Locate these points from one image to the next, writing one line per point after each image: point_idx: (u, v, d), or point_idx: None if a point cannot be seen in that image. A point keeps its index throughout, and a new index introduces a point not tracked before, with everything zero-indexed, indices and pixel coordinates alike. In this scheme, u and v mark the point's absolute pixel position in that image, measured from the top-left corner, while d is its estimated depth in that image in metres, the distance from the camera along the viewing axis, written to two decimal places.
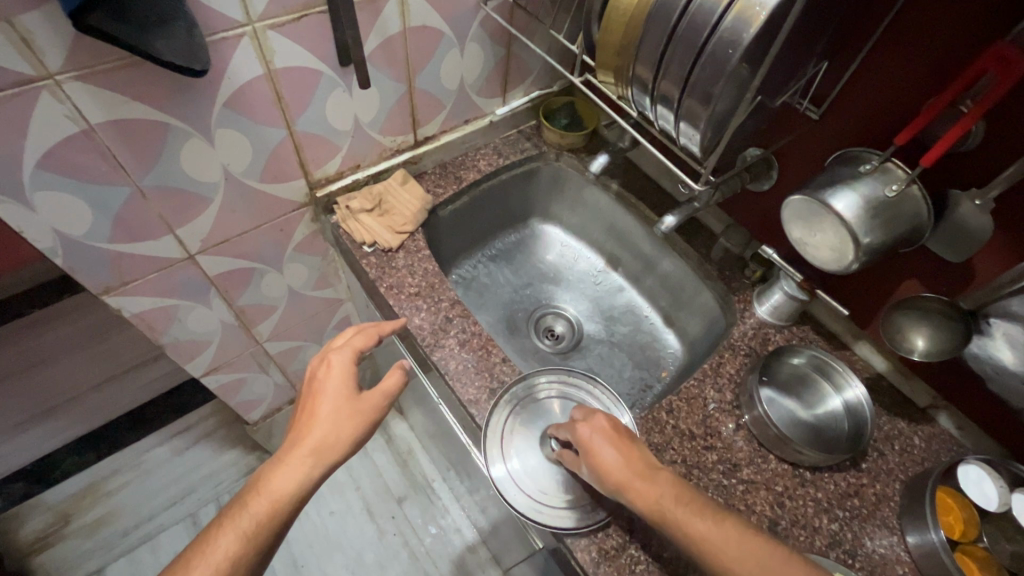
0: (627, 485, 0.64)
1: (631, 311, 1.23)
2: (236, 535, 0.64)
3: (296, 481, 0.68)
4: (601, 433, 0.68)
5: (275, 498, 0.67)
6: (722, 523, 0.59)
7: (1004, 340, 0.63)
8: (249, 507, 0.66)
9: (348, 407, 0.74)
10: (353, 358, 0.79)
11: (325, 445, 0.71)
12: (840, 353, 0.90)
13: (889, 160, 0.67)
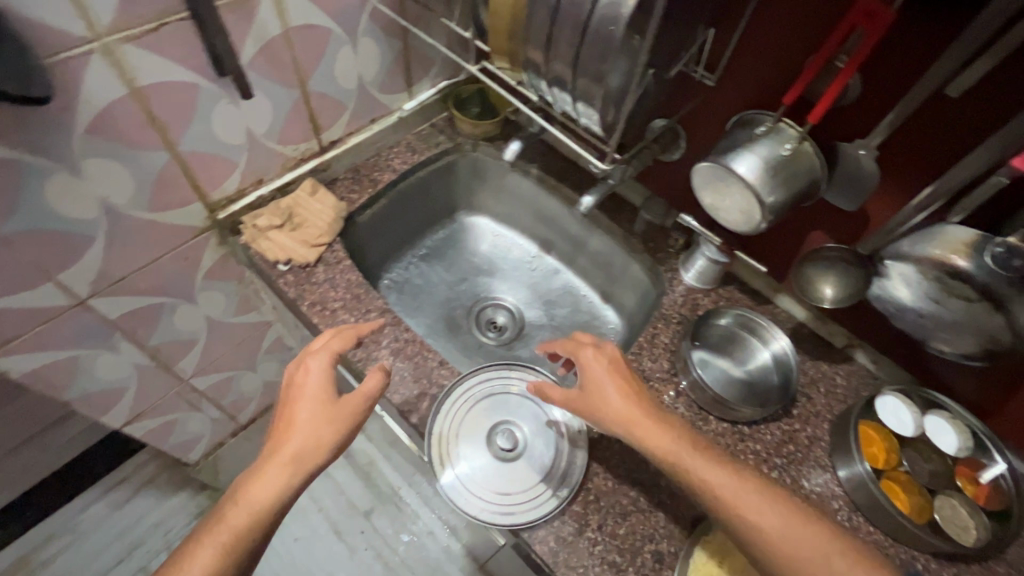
0: (626, 419, 0.67)
1: (568, 292, 1.24)
2: (214, 546, 0.61)
3: (274, 490, 0.65)
4: (616, 387, 0.70)
5: (253, 510, 0.63)
6: (732, 472, 0.63)
7: (900, 280, 0.65)
8: (225, 520, 0.63)
9: (327, 413, 0.70)
10: (330, 362, 0.74)
11: (303, 453, 0.67)
12: (764, 307, 0.94)
13: (782, 120, 0.69)
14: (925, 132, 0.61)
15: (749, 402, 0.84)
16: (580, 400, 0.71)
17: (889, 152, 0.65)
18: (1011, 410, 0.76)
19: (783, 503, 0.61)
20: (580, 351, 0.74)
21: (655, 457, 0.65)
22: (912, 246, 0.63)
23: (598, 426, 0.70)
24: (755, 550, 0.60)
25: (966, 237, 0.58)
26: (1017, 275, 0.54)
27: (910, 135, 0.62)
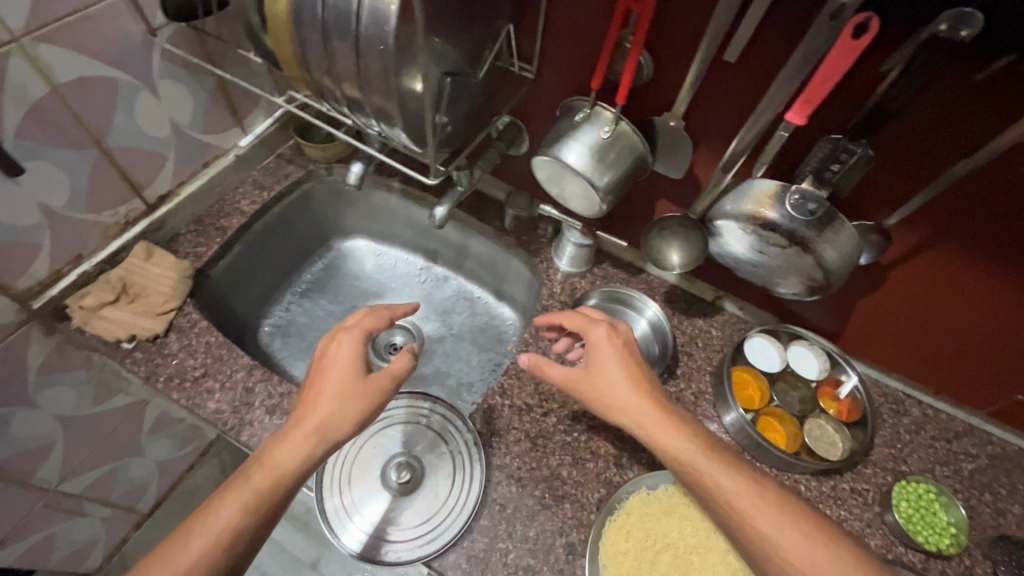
0: (637, 415, 0.64)
1: (460, 297, 1.22)
2: (240, 501, 0.57)
3: (299, 455, 0.60)
4: (625, 373, 0.66)
5: (280, 471, 0.59)
6: (748, 477, 0.60)
7: (731, 236, 0.68)
8: (251, 478, 0.59)
9: (355, 389, 0.65)
10: (362, 337, 0.69)
11: (329, 425, 0.63)
12: (638, 278, 0.98)
13: (598, 103, 0.70)
14: (716, 100, 0.65)
15: None
16: (584, 385, 0.67)
17: (692, 121, 0.68)
18: (853, 325, 0.85)
19: (791, 507, 0.58)
20: (594, 328, 0.69)
21: (662, 453, 0.62)
22: (733, 205, 0.65)
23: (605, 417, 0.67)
24: (757, 557, 0.57)
25: (770, 188, 0.62)
26: (814, 217, 0.60)
27: (705, 103, 0.66)
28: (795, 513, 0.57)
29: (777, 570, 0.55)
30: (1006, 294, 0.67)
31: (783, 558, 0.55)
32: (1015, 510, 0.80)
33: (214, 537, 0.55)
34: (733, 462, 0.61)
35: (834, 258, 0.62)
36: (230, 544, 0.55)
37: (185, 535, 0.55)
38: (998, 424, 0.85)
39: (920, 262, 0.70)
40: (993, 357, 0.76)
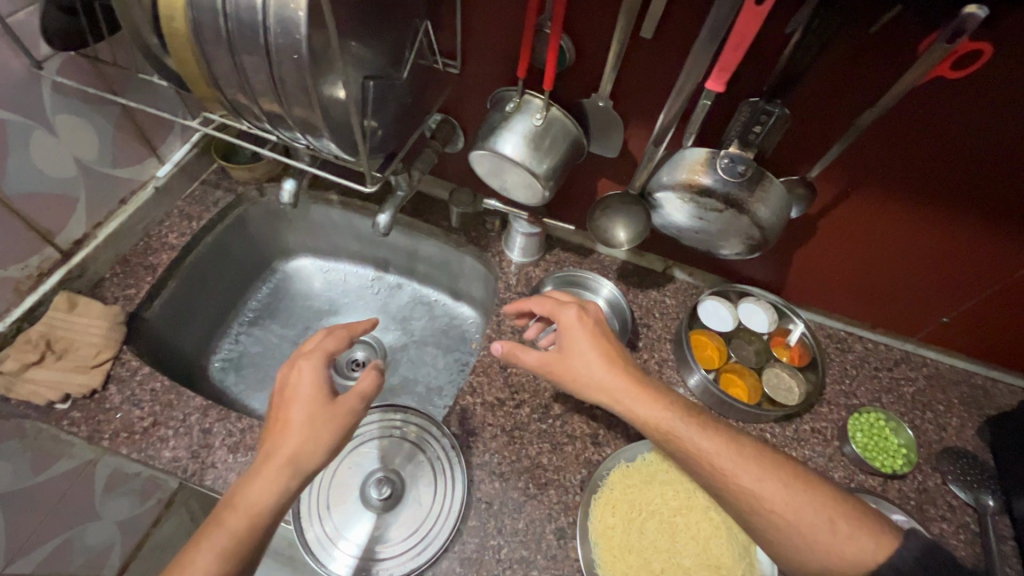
0: (611, 392, 0.65)
1: (416, 302, 1.20)
2: (218, 546, 0.54)
3: (271, 492, 0.57)
4: (598, 352, 0.68)
5: (255, 512, 0.56)
6: (725, 438, 0.62)
7: (672, 207, 0.70)
8: (225, 520, 0.56)
9: (324, 413, 0.62)
10: (325, 360, 0.66)
11: (301, 456, 0.60)
12: (590, 259, 0.99)
13: (526, 92, 0.70)
14: (640, 77, 0.66)
15: None
16: (559, 368, 0.68)
17: (620, 100, 0.70)
18: (793, 275, 0.90)
19: (767, 459, 0.61)
20: (563, 311, 0.70)
21: (643, 425, 0.64)
22: (669, 177, 0.67)
23: (580, 395, 0.68)
24: (740, 507, 0.59)
25: (700, 156, 0.64)
26: (745, 178, 0.62)
27: (629, 81, 0.67)
28: (772, 464, 0.60)
29: (755, 516, 0.58)
30: (923, 226, 0.73)
31: (762, 505, 0.58)
32: (954, 423, 0.87)
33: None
34: (707, 423, 0.63)
35: (767, 217, 0.65)
36: None
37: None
38: (929, 346, 0.93)
39: (844, 208, 0.74)
40: (922, 287, 0.82)
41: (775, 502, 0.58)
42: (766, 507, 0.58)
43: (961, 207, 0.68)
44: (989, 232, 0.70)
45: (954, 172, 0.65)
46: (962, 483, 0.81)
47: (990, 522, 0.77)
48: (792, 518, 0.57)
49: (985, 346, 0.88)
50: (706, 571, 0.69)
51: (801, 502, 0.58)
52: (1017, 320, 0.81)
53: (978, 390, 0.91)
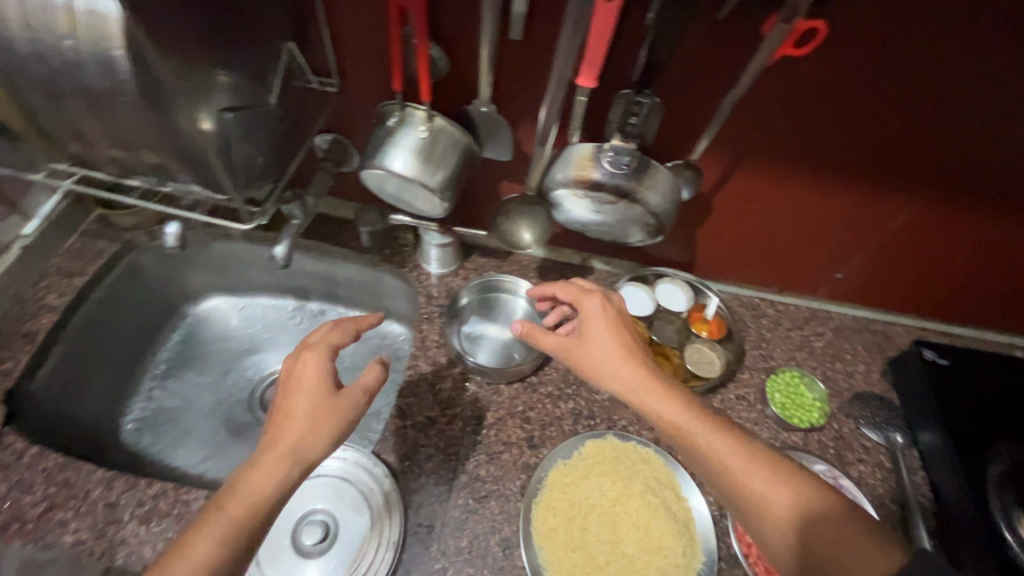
0: (630, 388, 0.64)
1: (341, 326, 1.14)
2: (217, 533, 0.53)
3: (273, 481, 0.56)
4: (611, 345, 0.67)
5: (258, 501, 0.55)
6: (746, 447, 0.59)
7: (569, 203, 0.71)
8: (226, 507, 0.54)
9: (327, 404, 0.61)
10: (330, 352, 0.66)
11: (304, 446, 0.59)
12: (507, 261, 0.99)
13: (406, 105, 0.69)
14: (514, 80, 0.66)
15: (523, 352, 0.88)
16: (578, 355, 0.68)
17: (500, 104, 0.70)
18: (701, 252, 0.93)
19: (779, 466, 0.58)
20: (587, 297, 0.71)
21: (659, 422, 0.62)
22: (562, 175, 0.67)
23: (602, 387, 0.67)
24: (746, 511, 0.57)
25: (587, 152, 0.65)
26: (630, 169, 0.64)
27: (505, 84, 0.67)
28: (786, 471, 0.58)
29: (757, 517, 0.56)
30: (810, 191, 0.77)
31: (770, 515, 0.56)
32: (861, 369, 0.94)
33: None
34: (728, 427, 0.61)
35: (658, 204, 0.66)
36: None
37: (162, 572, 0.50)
38: (833, 301, 0.99)
39: (734, 182, 0.77)
40: (820, 248, 0.87)
41: (788, 514, 0.55)
42: (776, 514, 0.56)
43: (834, 168, 0.73)
44: (863, 188, 0.75)
45: (833, 137, 0.69)
46: (873, 425, 0.87)
47: (900, 457, 0.83)
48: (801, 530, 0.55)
49: (884, 295, 0.95)
50: (649, 555, 0.70)
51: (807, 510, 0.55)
52: (901, 266, 0.88)
53: (878, 335, 0.98)
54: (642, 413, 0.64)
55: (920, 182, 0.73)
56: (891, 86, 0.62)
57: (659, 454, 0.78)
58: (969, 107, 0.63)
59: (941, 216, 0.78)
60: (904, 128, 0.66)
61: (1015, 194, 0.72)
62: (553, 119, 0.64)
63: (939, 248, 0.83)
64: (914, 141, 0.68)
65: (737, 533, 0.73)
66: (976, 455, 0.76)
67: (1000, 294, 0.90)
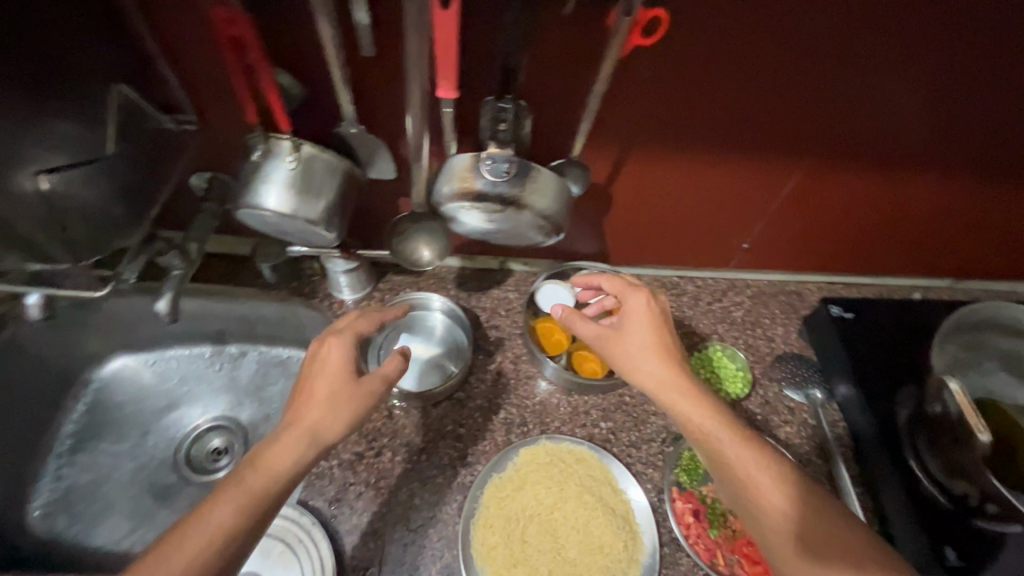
0: (663, 388, 0.64)
1: (263, 362, 1.07)
2: (234, 505, 0.54)
3: (291, 458, 0.57)
4: (638, 343, 0.67)
5: (271, 480, 0.56)
6: (766, 457, 0.59)
7: (461, 215, 0.69)
8: (247, 481, 0.55)
9: (347, 391, 0.63)
10: (352, 344, 0.67)
11: (321, 427, 0.60)
12: (423, 276, 0.96)
13: (270, 135, 0.64)
14: (377, 97, 0.63)
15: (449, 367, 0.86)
16: (616, 351, 0.68)
17: (370, 123, 0.67)
18: (612, 241, 0.93)
19: (786, 477, 0.58)
20: (633, 293, 0.71)
21: (681, 422, 0.63)
22: (446, 190, 0.65)
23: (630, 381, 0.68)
24: (747, 515, 0.58)
25: (466, 163, 0.63)
26: (512, 176, 0.62)
27: (369, 103, 0.64)
28: (791, 481, 0.58)
29: (753, 516, 0.58)
30: (714, 168, 0.77)
31: (768, 512, 0.57)
32: (779, 331, 0.97)
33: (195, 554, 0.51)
34: (750, 434, 0.61)
35: (547, 209, 0.65)
36: (214, 552, 0.52)
37: (179, 542, 0.52)
38: (748, 269, 1.01)
39: (627, 170, 0.77)
40: (730, 221, 0.88)
41: (797, 526, 0.55)
42: (786, 524, 0.55)
43: (720, 145, 0.73)
44: (751, 160, 0.76)
45: (735, 113, 0.69)
46: (794, 385, 0.90)
47: (821, 412, 0.86)
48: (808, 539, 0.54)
49: (797, 258, 0.98)
50: (591, 555, 0.70)
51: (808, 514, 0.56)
52: (802, 228, 0.91)
53: (793, 295, 1.01)
54: (669, 412, 0.64)
55: (814, 147, 0.74)
56: (784, 60, 0.63)
57: (591, 450, 0.79)
58: (867, 74, 0.65)
59: (828, 178, 0.80)
60: (801, 99, 0.67)
61: (889, 149, 0.75)
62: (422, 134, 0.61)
63: (833, 207, 0.86)
64: (818, 111, 0.69)
65: (676, 515, 0.75)
66: (883, 398, 0.81)
67: (894, 242, 0.95)
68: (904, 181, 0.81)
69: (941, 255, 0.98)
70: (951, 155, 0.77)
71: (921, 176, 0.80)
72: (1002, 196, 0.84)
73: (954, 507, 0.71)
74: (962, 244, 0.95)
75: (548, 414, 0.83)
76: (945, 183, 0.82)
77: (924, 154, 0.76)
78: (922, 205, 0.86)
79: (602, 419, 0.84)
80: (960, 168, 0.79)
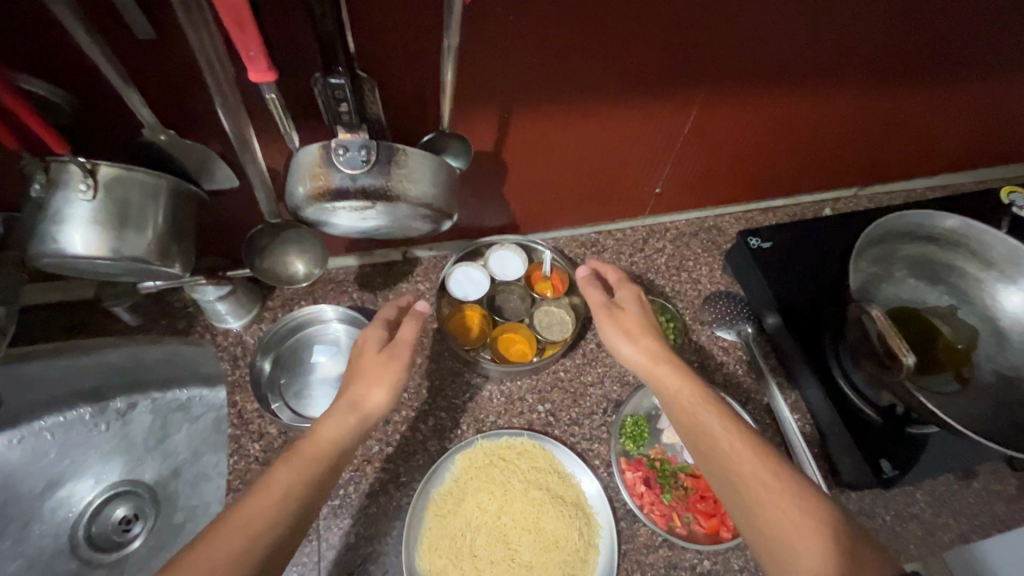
0: (655, 360, 0.65)
1: (159, 412, 0.81)
2: (298, 474, 0.55)
3: (336, 434, 0.59)
4: (634, 324, 0.68)
5: (330, 449, 0.58)
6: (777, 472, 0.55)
7: (325, 216, 0.57)
8: (301, 455, 0.57)
9: (380, 369, 0.64)
10: (385, 327, 0.69)
11: (361, 402, 0.62)
12: (316, 283, 0.85)
13: (49, 161, 0.50)
14: (178, 95, 0.51)
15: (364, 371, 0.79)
16: (606, 331, 0.68)
17: (182, 128, 0.54)
18: (518, 209, 0.85)
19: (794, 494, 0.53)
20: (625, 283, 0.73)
21: (675, 410, 0.62)
22: (296, 190, 0.53)
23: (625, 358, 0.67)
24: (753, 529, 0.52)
25: (316, 155, 0.52)
26: (372, 164, 0.51)
27: (169, 104, 0.51)
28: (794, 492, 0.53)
29: (759, 533, 0.52)
30: (617, 113, 0.70)
31: (772, 529, 0.51)
32: (704, 271, 0.94)
33: (269, 514, 0.52)
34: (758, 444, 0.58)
35: (424, 194, 0.54)
36: (286, 513, 0.53)
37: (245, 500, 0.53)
38: (665, 213, 0.97)
39: (514, 132, 0.69)
40: (641, 166, 0.82)
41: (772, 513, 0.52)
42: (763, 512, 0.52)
43: (608, 90, 0.66)
44: (645, 102, 0.70)
45: (633, 48, 0.61)
46: (725, 323, 0.87)
47: (753, 347, 0.85)
48: (787, 527, 0.51)
49: (713, 193, 0.95)
50: (545, 553, 0.67)
51: (779, 489, 0.53)
52: (714, 162, 0.87)
53: (712, 231, 0.98)
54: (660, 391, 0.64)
55: (719, 74, 0.68)
56: None
57: (531, 439, 0.74)
58: None
59: (728, 109, 0.75)
60: (701, 23, 0.60)
61: (783, 69, 0.70)
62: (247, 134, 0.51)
63: (737, 137, 0.82)
64: (722, 35, 0.62)
65: (627, 487, 0.72)
66: (810, 323, 0.79)
67: (802, 160, 0.93)
68: (802, 99, 0.78)
69: (846, 166, 0.98)
70: (844, 66, 0.73)
71: (818, 92, 0.77)
72: (897, 99, 0.83)
73: (884, 421, 0.72)
74: (864, 152, 0.95)
75: (481, 410, 0.77)
76: (841, 96, 0.79)
77: (818, 69, 0.72)
78: (822, 121, 0.84)
79: (539, 402, 0.78)
80: (853, 78, 0.76)
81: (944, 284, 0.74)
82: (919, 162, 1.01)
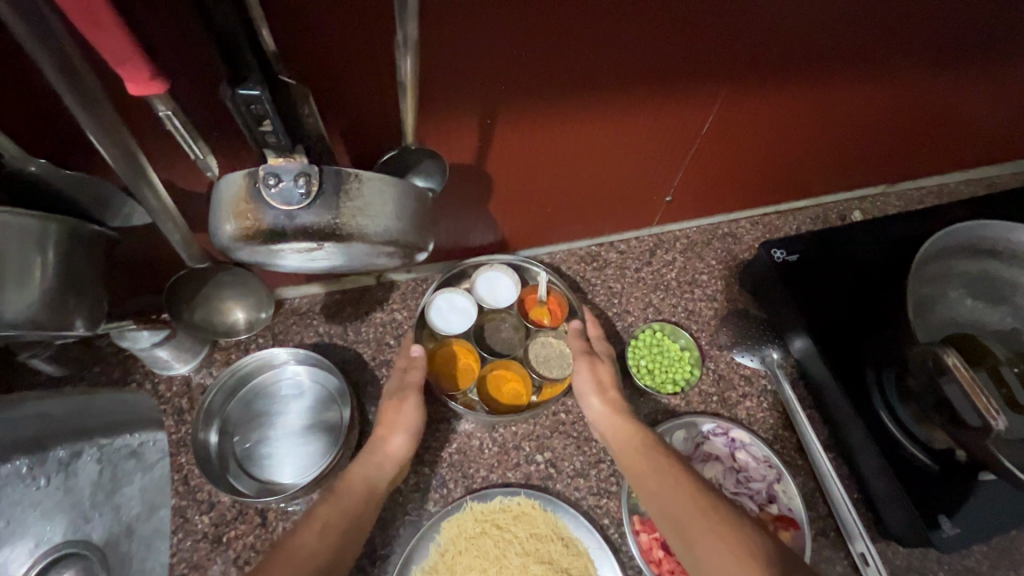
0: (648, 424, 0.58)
1: (111, 462, 0.61)
2: (340, 509, 0.50)
3: (355, 488, 0.53)
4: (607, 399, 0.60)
5: (335, 505, 0.52)
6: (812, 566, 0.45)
7: (262, 259, 0.44)
8: (337, 498, 0.52)
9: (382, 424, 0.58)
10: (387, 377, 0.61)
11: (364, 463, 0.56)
12: (277, 317, 0.73)
13: None
14: (45, 111, 0.40)
15: (324, 421, 0.67)
16: None
17: (60, 150, 0.43)
18: (508, 225, 0.73)
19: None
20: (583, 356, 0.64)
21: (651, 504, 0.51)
22: (217, 232, 0.41)
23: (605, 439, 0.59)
24: None
25: (238, 188, 0.39)
26: (313, 196, 0.39)
27: (38, 120, 0.40)
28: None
29: None
30: (620, 115, 0.59)
31: None
32: (720, 287, 0.83)
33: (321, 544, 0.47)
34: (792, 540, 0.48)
35: (385, 231, 0.42)
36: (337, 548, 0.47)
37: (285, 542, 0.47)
38: (673, 222, 0.85)
39: (499, 141, 0.57)
40: (648, 172, 0.71)
41: None
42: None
43: (609, 90, 0.55)
44: (658, 97, 0.58)
45: (640, 39, 0.50)
46: (745, 348, 0.77)
47: (779, 373, 0.75)
48: None
49: (728, 198, 0.83)
50: None
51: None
52: (728, 166, 0.75)
53: (726, 239, 0.87)
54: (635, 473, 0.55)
55: (742, 67, 0.57)
56: None
57: (529, 499, 0.64)
58: None
59: (751, 106, 0.64)
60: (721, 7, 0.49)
61: (816, 56, 0.59)
62: (137, 154, 0.42)
63: (757, 137, 0.71)
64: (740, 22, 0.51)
65: (643, 552, 0.61)
66: (847, 351, 0.69)
67: (828, 158, 0.82)
68: (835, 92, 0.66)
69: (878, 163, 0.87)
70: (885, 53, 0.62)
71: (854, 83, 0.66)
72: (939, 87, 0.72)
73: (941, 468, 0.62)
74: (900, 146, 0.83)
75: (471, 464, 0.66)
76: (882, 86, 0.68)
77: (860, 55, 0.61)
78: (860, 114, 0.73)
79: (538, 451, 0.67)
80: (900, 62, 0.65)
81: (1008, 304, 0.64)
82: (955, 156, 0.90)
